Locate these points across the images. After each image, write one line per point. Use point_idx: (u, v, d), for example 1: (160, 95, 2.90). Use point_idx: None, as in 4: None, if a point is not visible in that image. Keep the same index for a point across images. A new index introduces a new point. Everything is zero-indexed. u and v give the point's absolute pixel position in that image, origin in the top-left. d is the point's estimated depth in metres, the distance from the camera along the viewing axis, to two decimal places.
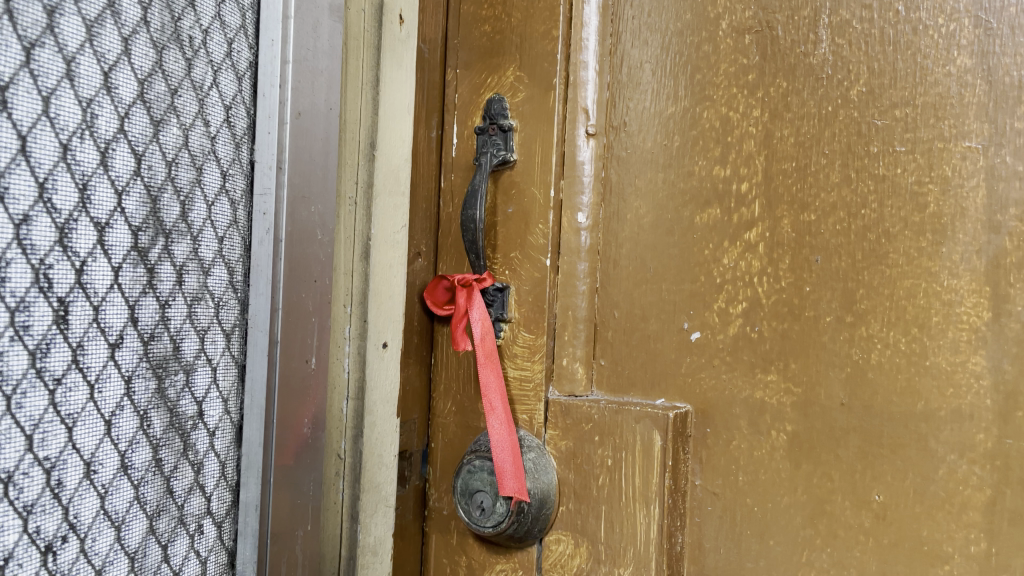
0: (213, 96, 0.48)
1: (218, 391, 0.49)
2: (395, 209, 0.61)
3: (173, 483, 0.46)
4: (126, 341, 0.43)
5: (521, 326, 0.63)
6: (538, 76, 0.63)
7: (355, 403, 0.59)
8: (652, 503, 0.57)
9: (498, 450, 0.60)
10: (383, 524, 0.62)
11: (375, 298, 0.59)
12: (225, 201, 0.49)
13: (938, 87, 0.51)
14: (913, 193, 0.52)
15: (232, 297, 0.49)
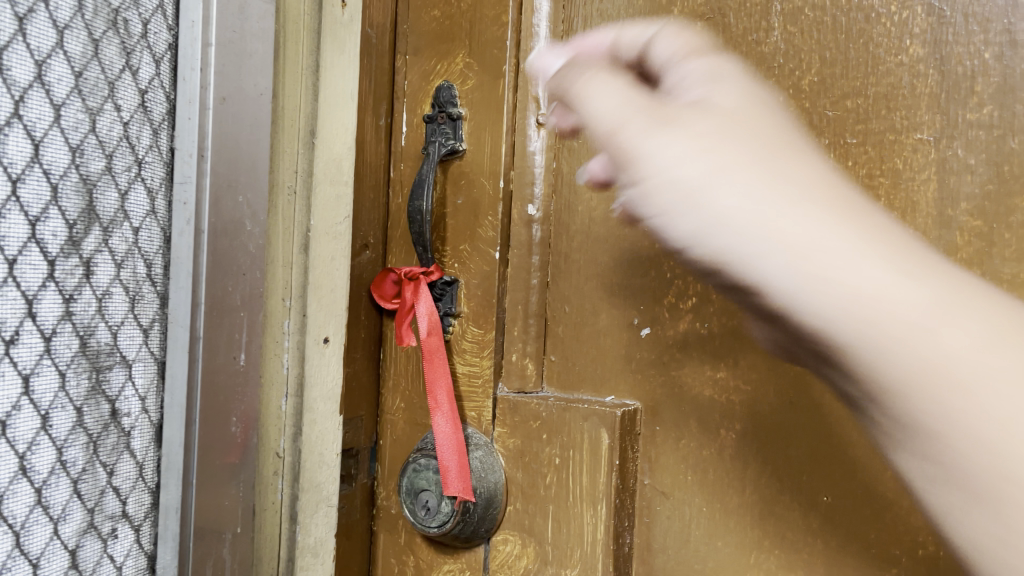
0: (126, 79, 0.46)
1: (135, 389, 0.47)
2: (337, 200, 0.58)
3: (80, 485, 0.44)
4: (23, 337, 0.41)
5: (470, 321, 0.62)
6: (487, 63, 0.61)
7: (294, 400, 0.57)
8: (599, 503, 0.56)
9: (442, 448, 0.58)
10: (325, 524, 0.60)
11: (315, 293, 0.57)
12: (141, 190, 0.47)
13: (889, 78, 0.49)
14: (864, 186, 0.50)
15: (150, 291, 0.48)
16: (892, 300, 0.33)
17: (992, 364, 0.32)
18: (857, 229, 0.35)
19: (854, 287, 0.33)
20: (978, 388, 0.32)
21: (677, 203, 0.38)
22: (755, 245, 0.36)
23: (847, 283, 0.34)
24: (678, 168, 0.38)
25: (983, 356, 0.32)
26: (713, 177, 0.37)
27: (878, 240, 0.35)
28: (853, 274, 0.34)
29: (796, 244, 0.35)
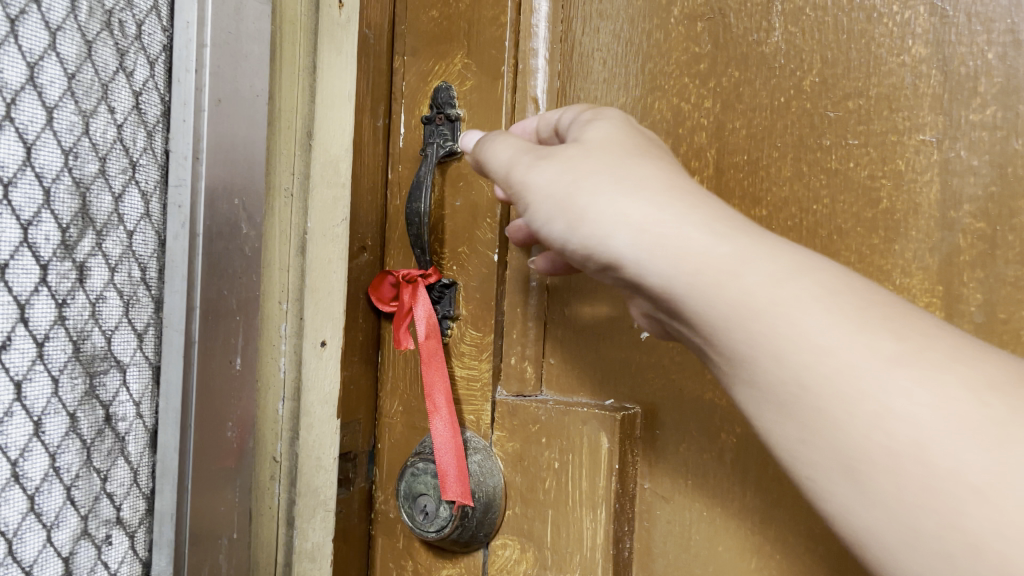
0: (120, 81, 0.45)
1: (130, 394, 0.46)
2: (334, 202, 0.58)
3: (74, 492, 0.44)
4: (15, 342, 0.40)
5: (468, 324, 0.61)
6: (486, 64, 0.61)
7: (291, 404, 0.56)
8: (599, 507, 0.55)
9: (441, 452, 0.58)
10: (323, 529, 0.59)
11: (312, 296, 0.57)
12: (135, 193, 0.46)
13: (892, 78, 0.49)
14: (866, 187, 0.49)
15: (145, 295, 0.47)
16: (712, 249, 0.37)
17: (837, 328, 0.33)
18: (700, 217, 0.38)
19: (682, 245, 0.37)
20: (842, 348, 0.33)
21: (541, 200, 0.42)
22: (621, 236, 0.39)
23: (677, 246, 0.37)
24: (546, 177, 0.42)
25: (791, 288, 0.35)
26: (562, 170, 0.42)
27: (699, 204, 0.39)
28: (672, 228, 0.38)
29: (632, 220, 0.38)
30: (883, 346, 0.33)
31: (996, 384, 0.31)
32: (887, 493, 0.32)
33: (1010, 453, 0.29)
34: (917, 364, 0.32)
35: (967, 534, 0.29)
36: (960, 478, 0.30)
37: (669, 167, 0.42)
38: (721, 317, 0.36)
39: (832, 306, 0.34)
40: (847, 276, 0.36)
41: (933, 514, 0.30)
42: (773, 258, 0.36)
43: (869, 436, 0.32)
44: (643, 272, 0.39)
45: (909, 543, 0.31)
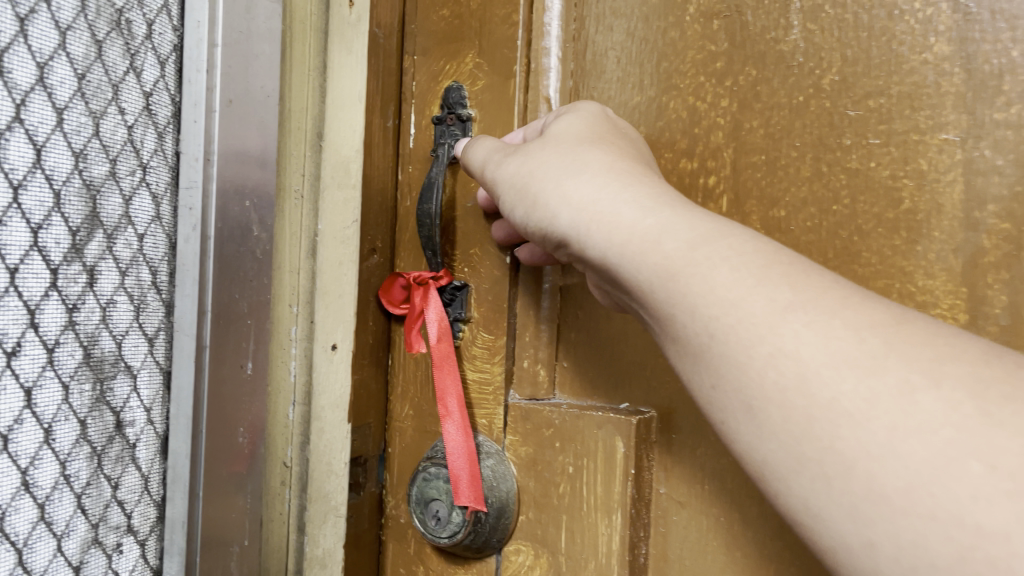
0: (130, 81, 0.44)
1: (141, 400, 0.46)
2: (345, 204, 0.56)
3: (84, 501, 0.43)
4: (25, 348, 0.40)
5: (481, 326, 0.61)
6: (498, 63, 0.60)
7: (302, 408, 0.56)
8: (614, 513, 0.55)
9: (453, 457, 0.57)
10: (333, 535, 0.57)
11: (323, 298, 0.55)
12: (146, 195, 0.45)
13: (913, 76, 0.48)
14: (887, 188, 0.49)
15: (156, 299, 0.46)
16: (635, 221, 0.41)
17: (740, 279, 0.36)
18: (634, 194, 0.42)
19: (613, 221, 0.42)
20: (745, 299, 0.36)
21: (505, 190, 0.49)
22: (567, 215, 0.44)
23: (610, 220, 0.42)
24: (510, 170, 0.49)
25: (704, 248, 0.38)
26: (520, 163, 0.48)
27: (633, 185, 0.43)
28: (603, 206, 0.43)
29: (574, 201, 0.44)
30: (781, 297, 0.35)
31: (878, 325, 0.33)
32: (778, 423, 0.34)
33: (882, 380, 0.31)
34: (811, 310, 0.34)
35: (844, 454, 0.31)
36: (837, 404, 0.32)
37: (617, 154, 0.46)
38: (644, 278, 0.40)
39: (739, 261, 0.37)
40: (769, 243, 0.38)
41: (815, 438, 0.32)
42: (694, 224, 0.40)
43: (764, 373, 0.34)
44: (585, 247, 0.43)
45: (795, 468, 0.33)
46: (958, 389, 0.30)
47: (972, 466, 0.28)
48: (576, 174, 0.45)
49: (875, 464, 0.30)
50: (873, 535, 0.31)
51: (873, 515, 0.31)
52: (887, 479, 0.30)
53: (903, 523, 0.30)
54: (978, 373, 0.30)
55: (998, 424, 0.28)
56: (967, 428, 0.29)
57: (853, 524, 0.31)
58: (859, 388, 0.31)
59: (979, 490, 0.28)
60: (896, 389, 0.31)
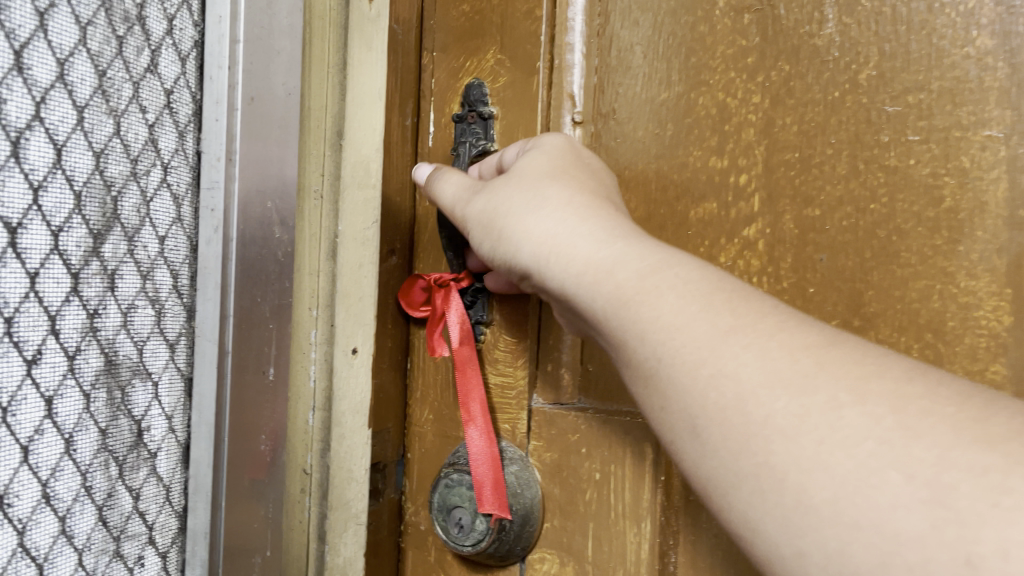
0: (150, 79, 0.43)
1: (162, 407, 0.45)
2: (365, 204, 0.55)
3: (106, 512, 0.42)
4: (45, 355, 0.38)
5: (503, 329, 0.59)
6: (520, 59, 0.58)
7: (322, 414, 0.54)
8: (643, 521, 0.53)
9: (476, 463, 0.56)
10: (353, 544, 0.56)
11: (344, 301, 0.54)
12: (167, 196, 0.44)
13: (955, 71, 0.47)
14: (927, 186, 0.47)
15: (177, 303, 0.45)
16: (591, 253, 0.42)
17: (684, 307, 0.37)
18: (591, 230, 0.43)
19: (569, 258, 0.43)
20: (688, 325, 0.37)
21: (473, 224, 0.50)
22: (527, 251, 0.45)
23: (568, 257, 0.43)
24: (477, 205, 0.49)
25: (654, 278, 0.39)
26: (485, 197, 0.49)
27: (591, 220, 0.44)
28: (560, 239, 0.44)
29: (533, 239, 0.45)
30: (722, 322, 0.36)
31: (813, 346, 0.34)
32: (719, 441, 0.34)
33: (813, 397, 0.32)
34: (751, 333, 0.35)
35: (778, 467, 0.32)
36: (770, 422, 0.32)
37: (578, 187, 0.46)
38: (599, 307, 0.41)
39: (685, 292, 0.38)
40: (715, 272, 0.39)
41: (751, 454, 0.33)
42: (646, 257, 0.40)
43: (706, 394, 0.35)
44: (545, 279, 0.44)
45: (734, 484, 0.34)
46: (881, 404, 0.31)
47: (891, 476, 0.29)
48: (536, 211, 0.45)
49: (805, 476, 0.31)
50: (803, 545, 0.31)
51: (803, 526, 0.31)
52: (816, 490, 0.30)
53: (829, 532, 0.30)
54: (903, 390, 0.31)
55: (915, 437, 0.29)
56: (889, 442, 0.29)
57: (786, 537, 0.31)
58: (791, 405, 0.32)
59: (898, 499, 0.28)
60: (825, 404, 0.31)
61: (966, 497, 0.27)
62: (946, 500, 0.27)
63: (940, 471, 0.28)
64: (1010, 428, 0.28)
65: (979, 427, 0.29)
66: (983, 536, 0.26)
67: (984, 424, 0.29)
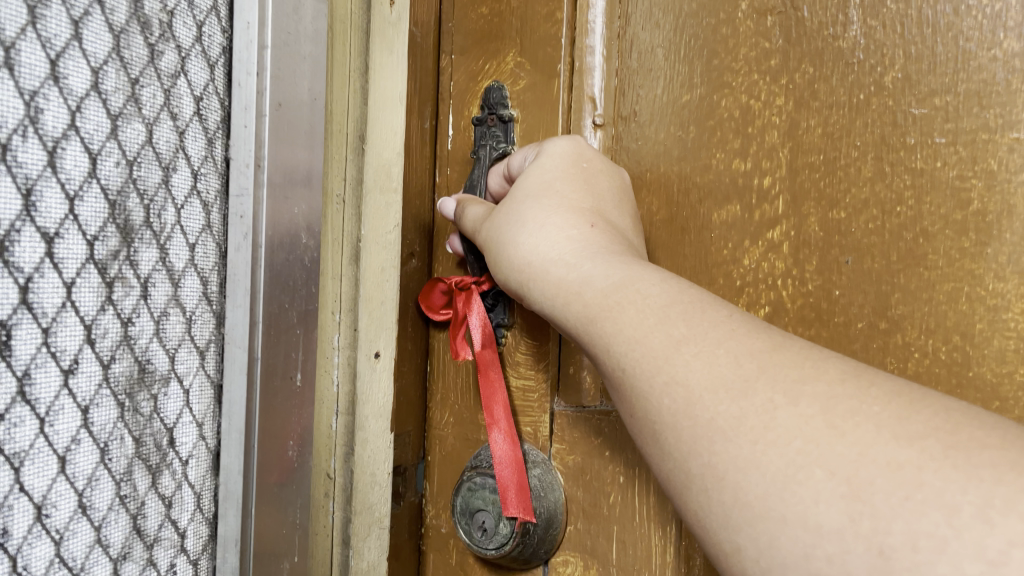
0: (181, 85, 0.43)
1: (193, 415, 0.45)
2: (386, 208, 0.54)
3: (140, 521, 0.42)
4: (82, 365, 0.38)
5: (524, 332, 0.59)
6: (541, 62, 0.58)
7: (346, 419, 0.53)
8: (669, 525, 0.53)
9: (501, 466, 0.55)
10: (376, 547, 0.56)
11: (367, 305, 0.53)
12: (197, 203, 0.44)
13: (982, 73, 0.46)
14: (954, 188, 0.47)
15: (207, 310, 0.45)
16: (564, 276, 0.45)
17: (642, 319, 0.39)
18: (571, 255, 0.46)
19: (547, 283, 0.46)
20: (645, 336, 0.38)
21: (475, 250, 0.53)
22: (516, 277, 0.48)
23: (548, 282, 0.46)
24: (478, 233, 0.53)
25: (616, 294, 0.41)
26: (482, 225, 0.52)
27: (569, 245, 0.46)
28: (535, 265, 0.47)
29: (520, 268, 0.48)
30: (675, 330, 0.37)
31: (757, 352, 0.35)
32: (671, 443, 0.35)
33: (750, 400, 0.33)
34: (701, 342, 0.36)
35: (718, 466, 0.33)
36: (714, 423, 0.34)
37: (563, 211, 0.49)
38: (572, 325, 0.43)
39: (645, 304, 0.39)
40: (676, 283, 0.41)
41: (697, 455, 0.34)
42: (615, 275, 0.42)
43: (662, 400, 0.36)
44: (532, 305, 0.48)
45: (684, 483, 0.35)
46: (813, 405, 0.32)
47: (816, 472, 0.30)
48: (517, 240, 0.49)
49: (743, 474, 0.32)
50: (741, 539, 0.32)
51: (740, 522, 0.32)
52: (751, 488, 0.32)
53: (761, 526, 0.31)
54: (834, 391, 0.32)
55: (840, 436, 0.30)
56: (815, 441, 0.31)
57: (726, 533, 0.33)
58: (731, 408, 0.33)
59: (820, 494, 0.30)
60: (761, 407, 0.33)
61: (880, 491, 0.28)
62: (862, 493, 0.29)
63: (859, 467, 0.29)
64: (928, 425, 0.29)
65: (899, 424, 0.30)
66: (894, 529, 0.27)
67: (907, 422, 0.30)
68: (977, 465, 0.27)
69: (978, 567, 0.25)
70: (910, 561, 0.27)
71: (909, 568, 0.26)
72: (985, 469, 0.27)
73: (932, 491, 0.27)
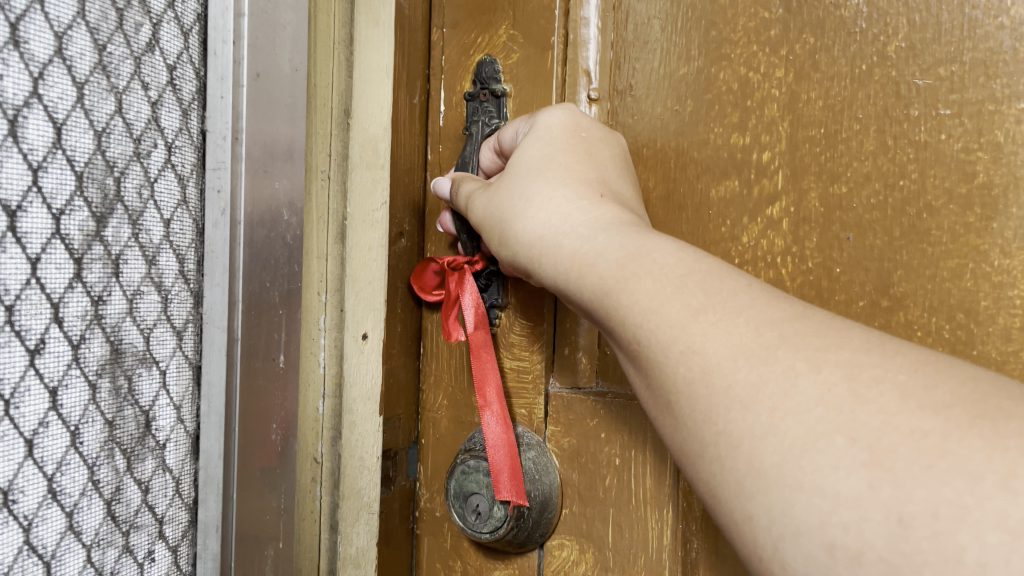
0: (153, 53, 0.42)
1: (170, 398, 0.44)
2: (373, 183, 0.53)
3: (114, 507, 0.41)
4: (48, 345, 0.37)
5: (519, 313, 0.58)
6: (534, 34, 0.57)
7: (332, 402, 0.52)
8: (666, 507, 0.53)
9: (494, 450, 0.54)
10: (367, 534, 0.55)
11: (353, 285, 0.52)
12: (171, 177, 0.43)
13: (988, 42, 0.45)
14: (959, 161, 0.46)
15: (184, 289, 0.44)
16: (578, 248, 0.43)
17: (658, 289, 0.37)
18: (583, 228, 0.44)
19: (559, 257, 0.44)
20: (660, 307, 0.37)
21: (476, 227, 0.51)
22: (527, 253, 0.47)
23: (559, 259, 0.44)
24: (477, 210, 0.51)
25: (631, 265, 0.40)
26: (481, 202, 0.51)
27: (579, 218, 0.45)
28: (547, 239, 0.45)
29: (529, 244, 0.46)
30: (693, 299, 0.36)
31: (779, 320, 0.34)
32: (687, 412, 0.35)
33: (771, 366, 0.32)
34: (720, 310, 0.35)
35: (733, 435, 0.32)
36: (731, 392, 0.33)
37: (566, 184, 0.47)
38: (588, 298, 0.42)
39: (661, 275, 0.38)
40: (693, 252, 0.40)
41: (711, 424, 0.33)
42: (630, 245, 0.41)
43: (677, 368, 0.35)
44: (543, 280, 0.46)
45: (699, 453, 0.34)
46: (836, 372, 0.31)
47: (837, 440, 0.29)
48: (525, 216, 0.47)
49: (759, 442, 0.31)
50: (753, 509, 0.31)
51: (753, 490, 0.31)
52: (766, 455, 0.31)
53: (775, 495, 0.30)
54: (858, 359, 0.31)
55: (864, 403, 0.29)
56: (837, 407, 0.30)
57: (739, 502, 0.32)
58: (751, 374, 0.32)
59: (840, 461, 0.29)
60: (783, 373, 0.32)
61: (903, 459, 0.27)
62: (884, 460, 0.28)
63: (882, 434, 0.28)
64: (956, 395, 0.28)
65: (926, 394, 0.29)
66: (915, 497, 0.26)
67: (935, 391, 0.29)
68: (1005, 435, 0.26)
69: (999, 537, 0.24)
70: (929, 530, 0.26)
71: (928, 537, 0.26)
72: (1012, 438, 0.26)
73: (957, 460, 0.26)
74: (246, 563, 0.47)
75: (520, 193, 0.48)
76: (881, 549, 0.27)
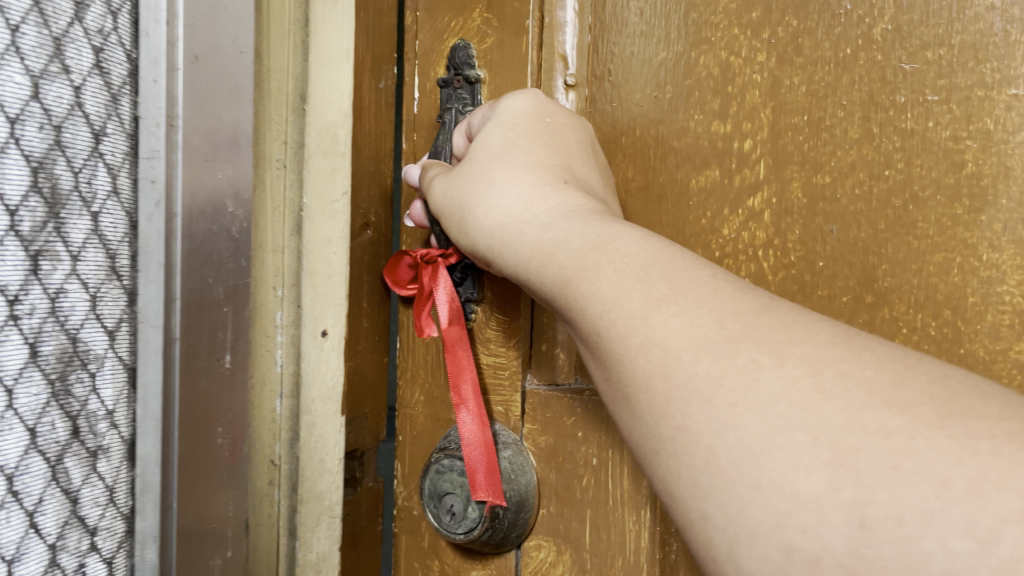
0: (75, 36, 0.40)
1: (102, 402, 0.42)
2: (333, 172, 0.52)
3: (38, 519, 0.39)
4: None
5: (495, 308, 0.56)
6: (508, 18, 0.54)
7: (290, 401, 0.52)
8: (643, 509, 0.51)
9: (470, 447, 0.53)
10: (329, 538, 0.54)
11: (310, 280, 0.52)
12: (101, 167, 0.42)
13: (978, 24, 0.43)
14: (947, 150, 0.44)
15: (117, 286, 0.43)
16: (539, 237, 0.41)
17: (620, 278, 0.35)
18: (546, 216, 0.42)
19: (519, 244, 0.42)
20: (621, 297, 0.35)
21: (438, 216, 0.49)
22: (488, 241, 0.44)
23: (519, 248, 0.42)
24: (440, 199, 0.49)
25: (593, 253, 0.37)
26: (444, 191, 0.49)
27: (541, 206, 0.43)
28: (509, 226, 0.43)
29: (491, 232, 0.44)
30: (655, 290, 0.34)
31: (743, 312, 0.32)
32: (645, 407, 0.33)
33: (734, 358, 0.30)
34: (683, 300, 0.33)
35: (690, 431, 0.30)
36: (690, 384, 0.31)
37: (529, 171, 0.45)
38: (550, 290, 0.40)
39: (626, 263, 0.36)
40: (660, 241, 0.38)
41: (670, 418, 0.31)
42: (591, 233, 0.39)
43: (637, 359, 0.33)
44: (503, 270, 0.44)
45: (655, 451, 0.32)
46: (800, 366, 0.29)
47: (797, 437, 0.27)
48: (488, 203, 0.45)
49: (717, 438, 0.29)
50: (709, 508, 0.29)
51: (710, 488, 0.29)
52: (724, 452, 0.29)
53: (729, 492, 0.28)
54: (824, 354, 0.29)
55: (827, 399, 0.27)
56: (799, 403, 0.28)
57: (694, 500, 0.30)
58: (711, 367, 0.30)
59: (801, 459, 0.27)
60: (745, 366, 0.30)
61: (867, 459, 0.25)
62: (846, 460, 0.26)
63: (846, 433, 0.26)
64: (924, 394, 0.26)
65: (893, 392, 0.27)
66: (878, 499, 0.25)
67: (902, 388, 0.27)
68: (974, 436, 0.24)
69: (966, 545, 0.22)
70: (892, 535, 0.24)
71: (890, 542, 0.24)
72: (981, 440, 0.24)
73: (923, 461, 0.24)
74: (195, 568, 0.46)
75: (483, 179, 0.46)
76: (841, 553, 0.25)
